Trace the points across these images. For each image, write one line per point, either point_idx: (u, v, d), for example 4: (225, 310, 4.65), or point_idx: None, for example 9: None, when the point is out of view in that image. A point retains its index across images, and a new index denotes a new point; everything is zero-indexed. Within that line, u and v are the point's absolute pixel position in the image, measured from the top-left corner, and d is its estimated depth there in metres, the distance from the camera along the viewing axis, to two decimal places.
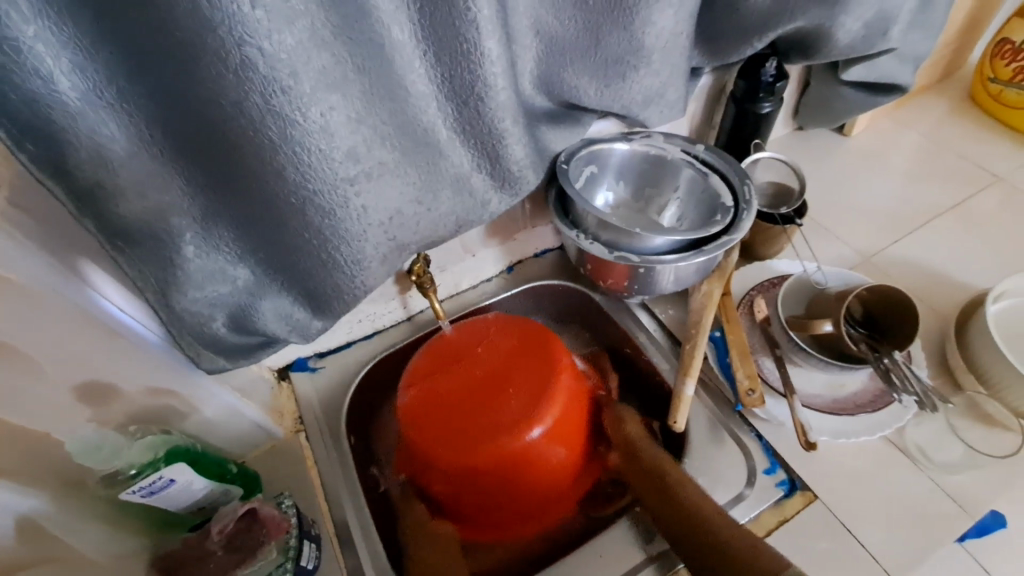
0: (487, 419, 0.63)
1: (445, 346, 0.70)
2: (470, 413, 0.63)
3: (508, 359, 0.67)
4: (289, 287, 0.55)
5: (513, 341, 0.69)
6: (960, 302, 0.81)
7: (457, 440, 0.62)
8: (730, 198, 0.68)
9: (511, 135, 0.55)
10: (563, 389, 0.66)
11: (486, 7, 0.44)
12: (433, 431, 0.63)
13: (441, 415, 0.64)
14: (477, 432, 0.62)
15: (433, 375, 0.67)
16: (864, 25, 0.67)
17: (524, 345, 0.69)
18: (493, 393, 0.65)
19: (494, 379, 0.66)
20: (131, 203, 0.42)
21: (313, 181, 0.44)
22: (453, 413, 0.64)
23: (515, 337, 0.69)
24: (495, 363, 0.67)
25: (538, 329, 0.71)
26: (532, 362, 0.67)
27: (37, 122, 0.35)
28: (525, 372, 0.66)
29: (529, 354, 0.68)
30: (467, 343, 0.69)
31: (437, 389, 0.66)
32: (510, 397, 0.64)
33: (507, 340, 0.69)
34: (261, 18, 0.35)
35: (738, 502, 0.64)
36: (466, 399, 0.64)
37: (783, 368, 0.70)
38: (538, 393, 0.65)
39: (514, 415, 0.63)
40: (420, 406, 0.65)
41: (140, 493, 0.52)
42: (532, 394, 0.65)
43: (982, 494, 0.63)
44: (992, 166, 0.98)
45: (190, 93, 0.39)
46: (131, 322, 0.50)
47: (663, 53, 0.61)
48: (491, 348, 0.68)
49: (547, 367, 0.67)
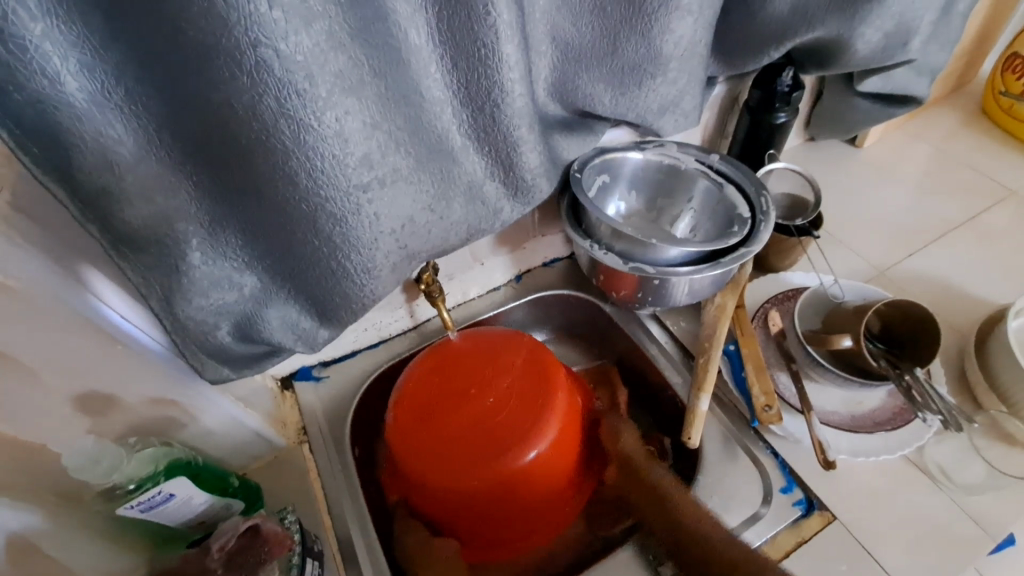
0: (484, 440, 0.61)
1: (440, 361, 0.67)
2: (468, 434, 0.61)
3: (507, 377, 0.65)
4: (296, 296, 0.53)
5: (510, 358, 0.67)
6: (976, 317, 0.79)
7: (455, 461, 0.60)
8: (746, 208, 0.67)
9: (527, 143, 0.54)
10: (564, 410, 0.64)
11: (507, 11, 0.43)
12: (430, 451, 0.61)
13: (437, 435, 0.62)
14: (474, 454, 0.60)
15: (428, 392, 0.65)
16: (884, 36, 0.66)
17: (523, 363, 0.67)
18: (493, 414, 0.63)
19: (493, 400, 0.64)
20: (137, 208, 0.40)
21: (325, 188, 0.43)
22: (450, 434, 0.61)
23: (514, 355, 0.67)
24: (494, 382, 0.65)
25: (537, 346, 0.69)
26: (534, 381, 0.65)
27: (42, 123, 0.34)
28: (526, 392, 0.64)
29: (529, 373, 0.66)
30: (464, 359, 0.67)
31: (434, 407, 0.64)
32: (509, 419, 0.62)
33: (505, 358, 0.67)
34: (278, 18, 0.34)
35: (755, 522, 0.62)
36: (465, 419, 0.62)
37: (800, 383, 0.68)
38: (541, 415, 0.63)
39: (512, 438, 0.61)
40: (415, 425, 0.63)
41: (138, 508, 0.50)
42: (531, 416, 0.63)
43: (1006, 516, 0.61)
44: (1004, 179, 0.97)
45: (200, 95, 0.37)
46: (132, 330, 0.48)
47: (680, 61, 0.60)
48: (488, 366, 0.66)
49: (547, 390, 0.65)
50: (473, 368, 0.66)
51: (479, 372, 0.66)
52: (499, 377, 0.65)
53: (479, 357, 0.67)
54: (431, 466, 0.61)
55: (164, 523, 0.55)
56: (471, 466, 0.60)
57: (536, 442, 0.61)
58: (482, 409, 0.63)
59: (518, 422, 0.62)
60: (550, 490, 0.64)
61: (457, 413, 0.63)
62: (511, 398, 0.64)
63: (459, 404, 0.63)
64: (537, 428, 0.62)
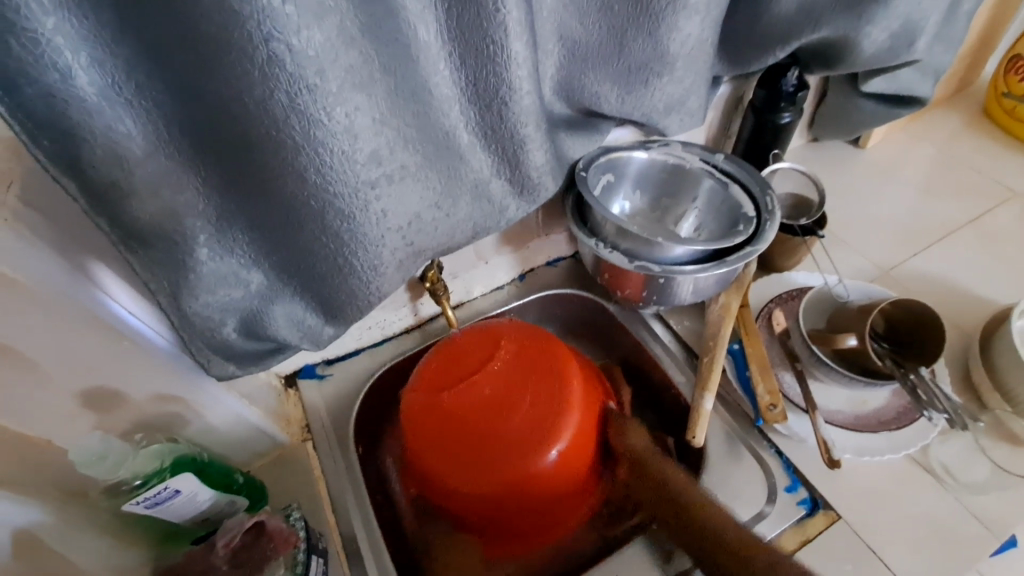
0: (498, 436, 0.61)
1: (452, 356, 0.67)
2: (481, 430, 0.61)
3: (519, 372, 0.65)
4: (302, 292, 0.53)
5: (522, 353, 0.66)
6: (980, 317, 0.79)
7: (470, 457, 0.60)
8: (751, 207, 0.67)
9: (533, 141, 0.54)
10: (576, 405, 0.64)
11: (516, 8, 0.43)
12: (444, 448, 0.61)
13: (450, 431, 0.62)
14: (488, 451, 0.60)
15: (441, 387, 0.65)
16: (890, 36, 0.66)
17: (534, 358, 0.66)
18: (507, 412, 0.62)
19: (505, 395, 0.63)
20: (146, 204, 0.40)
21: (334, 184, 0.43)
22: (464, 430, 0.61)
23: (526, 349, 0.67)
24: (506, 377, 0.64)
25: (547, 340, 0.68)
26: (546, 376, 0.65)
27: (53, 117, 0.34)
28: (538, 388, 0.64)
29: (540, 368, 0.65)
30: (475, 354, 0.67)
31: (446, 402, 0.63)
32: (523, 415, 0.62)
33: (517, 352, 0.66)
34: (290, 13, 0.34)
35: (760, 520, 0.62)
36: (478, 415, 0.62)
37: (805, 383, 0.68)
38: (555, 410, 0.63)
39: (527, 433, 0.61)
40: (428, 421, 0.63)
41: (144, 504, 0.50)
42: (544, 411, 0.62)
43: (1012, 517, 0.61)
44: (1007, 180, 0.97)
45: (211, 91, 0.37)
46: (139, 326, 0.48)
47: (687, 60, 0.60)
48: (500, 360, 0.66)
49: (560, 385, 0.64)
50: (485, 362, 0.66)
51: (491, 366, 0.65)
52: (512, 371, 0.65)
53: (491, 351, 0.67)
54: (446, 463, 0.61)
55: (168, 519, 0.55)
56: (486, 462, 0.60)
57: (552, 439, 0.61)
58: (495, 404, 0.62)
59: (532, 417, 0.62)
60: (565, 486, 0.64)
61: (470, 409, 0.62)
62: (524, 393, 0.63)
63: (472, 399, 0.63)
64: (550, 425, 0.62)
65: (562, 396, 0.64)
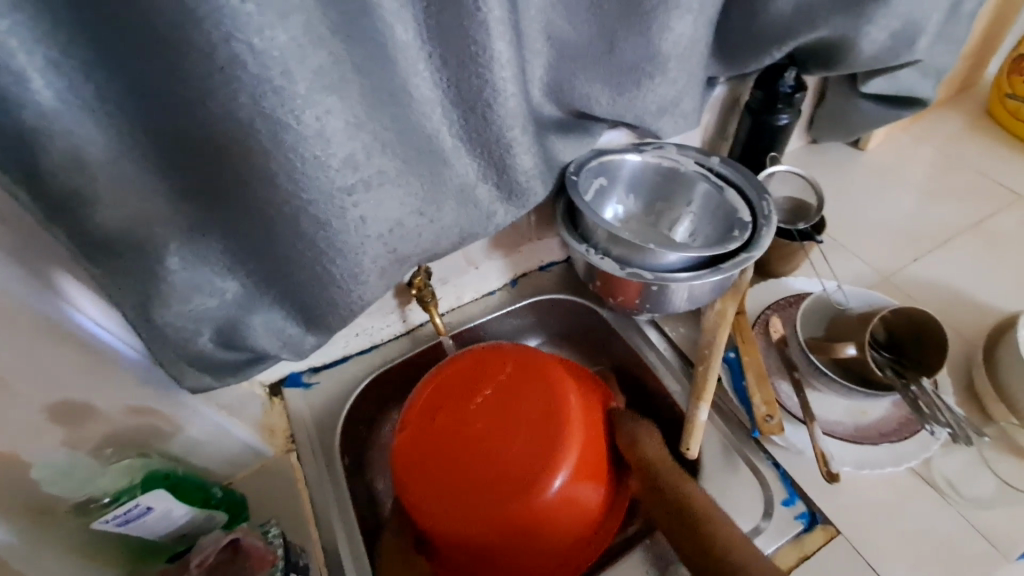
0: (507, 460, 0.59)
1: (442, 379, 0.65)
2: (486, 454, 0.59)
3: (517, 390, 0.63)
4: (281, 301, 0.51)
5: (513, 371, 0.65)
6: (983, 325, 0.77)
7: (473, 495, 0.57)
8: (747, 212, 0.65)
9: (520, 145, 0.52)
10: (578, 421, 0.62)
11: (498, 6, 0.41)
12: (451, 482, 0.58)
13: (448, 470, 0.59)
14: (499, 477, 0.58)
15: (437, 412, 0.63)
16: (891, 35, 0.64)
17: (525, 379, 0.65)
18: (501, 438, 0.60)
19: (502, 421, 0.61)
20: (110, 211, 0.39)
21: (307, 191, 0.41)
22: (466, 457, 0.59)
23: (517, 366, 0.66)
24: (505, 402, 0.63)
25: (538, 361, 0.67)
26: (538, 395, 0.63)
27: (6, 122, 0.32)
28: (530, 408, 0.62)
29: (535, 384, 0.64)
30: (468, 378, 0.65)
31: (442, 434, 0.61)
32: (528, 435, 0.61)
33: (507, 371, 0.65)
34: (252, 11, 0.32)
35: (756, 536, 0.60)
36: (478, 446, 0.60)
37: (803, 393, 0.66)
38: (550, 430, 0.61)
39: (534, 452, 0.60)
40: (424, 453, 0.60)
41: (114, 522, 0.48)
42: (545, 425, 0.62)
43: (1017, 533, 0.59)
44: (1011, 183, 0.95)
45: (175, 94, 0.35)
46: (106, 338, 0.46)
47: (680, 60, 0.58)
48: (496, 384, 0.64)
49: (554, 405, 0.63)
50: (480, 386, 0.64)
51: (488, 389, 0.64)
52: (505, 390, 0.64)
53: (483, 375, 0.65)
54: (453, 494, 0.58)
55: (143, 536, 0.53)
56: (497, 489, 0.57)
57: (552, 463, 0.59)
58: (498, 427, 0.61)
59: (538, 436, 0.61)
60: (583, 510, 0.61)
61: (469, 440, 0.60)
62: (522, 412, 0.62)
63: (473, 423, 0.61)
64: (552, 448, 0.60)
65: (556, 417, 0.62)
